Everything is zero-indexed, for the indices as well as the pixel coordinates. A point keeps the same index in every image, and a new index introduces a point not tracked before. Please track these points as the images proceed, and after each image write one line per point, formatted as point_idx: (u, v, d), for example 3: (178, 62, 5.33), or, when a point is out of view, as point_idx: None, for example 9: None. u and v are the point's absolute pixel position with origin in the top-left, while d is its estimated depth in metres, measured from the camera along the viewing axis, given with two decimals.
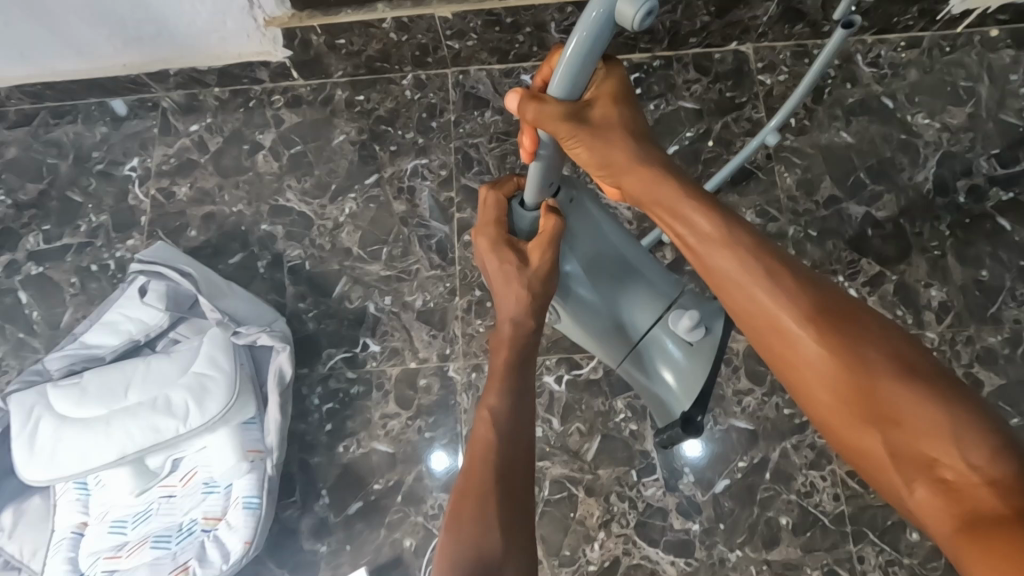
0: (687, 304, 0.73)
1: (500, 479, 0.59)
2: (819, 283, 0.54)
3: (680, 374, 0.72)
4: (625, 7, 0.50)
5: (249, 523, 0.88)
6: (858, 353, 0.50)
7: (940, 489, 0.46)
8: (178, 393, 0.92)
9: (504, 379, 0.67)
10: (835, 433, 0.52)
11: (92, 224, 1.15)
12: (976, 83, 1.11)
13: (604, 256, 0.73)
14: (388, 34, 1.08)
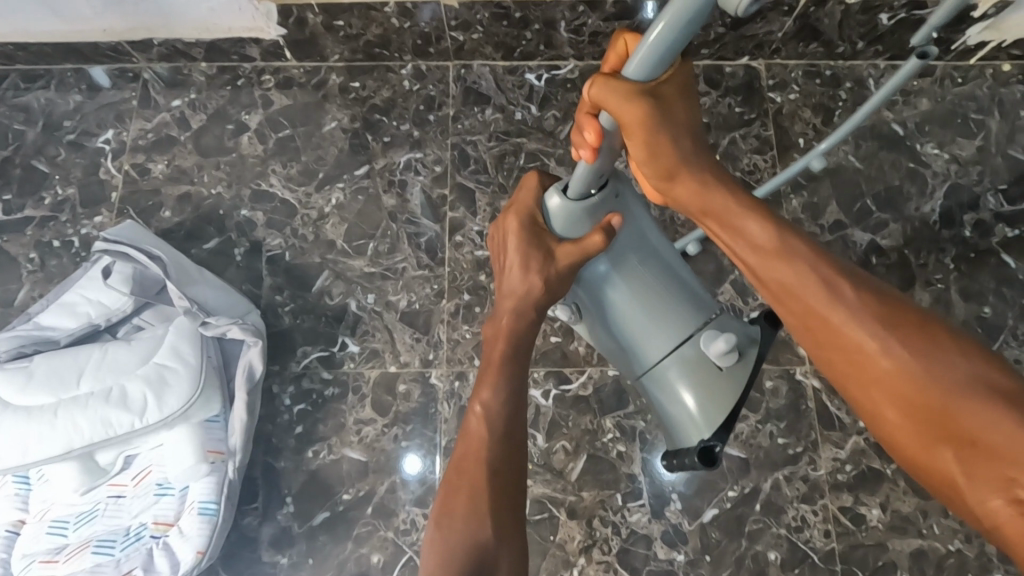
0: (723, 325, 0.67)
1: (490, 474, 0.61)
2: (883, 294, 0.51)
3: (704, 399, 0.66)
4: None
5: (204, 531, 0.81)
6: (930, 367, 0.48)
7: (1019, 512, 0.44)
8: (136, 385, 0.85)
9: (499, 373, 0.67)
10: (902, 448, 0.49)
11: (58, 197, 1.07)
12: (986, 117, 1.09)
13: (644, 262, 0.68)
14: (390, 19, 1.02)
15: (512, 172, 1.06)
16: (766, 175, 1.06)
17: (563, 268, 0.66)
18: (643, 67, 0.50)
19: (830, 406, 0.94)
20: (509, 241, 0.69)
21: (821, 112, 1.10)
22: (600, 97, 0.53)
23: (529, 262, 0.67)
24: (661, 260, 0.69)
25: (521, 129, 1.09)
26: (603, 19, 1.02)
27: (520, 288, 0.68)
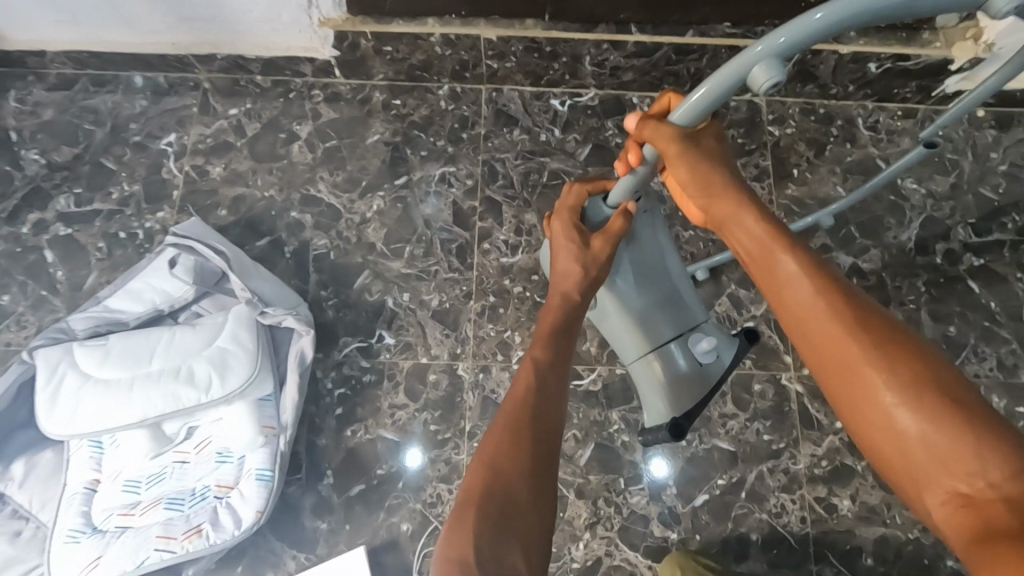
0: (707, 329, 0.79)
1: (530, 441, 0.66)
2: (871, 308, 0.58)
3: (682, 387, 0.77)
4: (759, 73, 0.56)
5: (261, 494, 0.92)
6: (900, 371, 0.54)
7: (961, 503, 0.50)
8: (201, 364, 0.97)
9: (550, 342, 0.76)
10: (869, 442, 0.56)
11: (124, 193, 1.18)
12: (960, 158, 1.22)
13: (655, 269, 0.81)
14: (433, 48, 1.14)
15: (536, 189, 1.18)
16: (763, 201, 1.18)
17: (599, 255, 0.77)
18: (682, 113, 0.64)
19: (810, 409, 1.06)
20: (556, 228, 0.80)
21: (814, 147, 1.22)
22: (648, 137, 0.67)
23: (573, 247, 0.78)
24: (666, 268, 0.82)
25: (545, 150, 1.21)
26: (625, 56, 1.13)
27: (567, 269, 0.77)
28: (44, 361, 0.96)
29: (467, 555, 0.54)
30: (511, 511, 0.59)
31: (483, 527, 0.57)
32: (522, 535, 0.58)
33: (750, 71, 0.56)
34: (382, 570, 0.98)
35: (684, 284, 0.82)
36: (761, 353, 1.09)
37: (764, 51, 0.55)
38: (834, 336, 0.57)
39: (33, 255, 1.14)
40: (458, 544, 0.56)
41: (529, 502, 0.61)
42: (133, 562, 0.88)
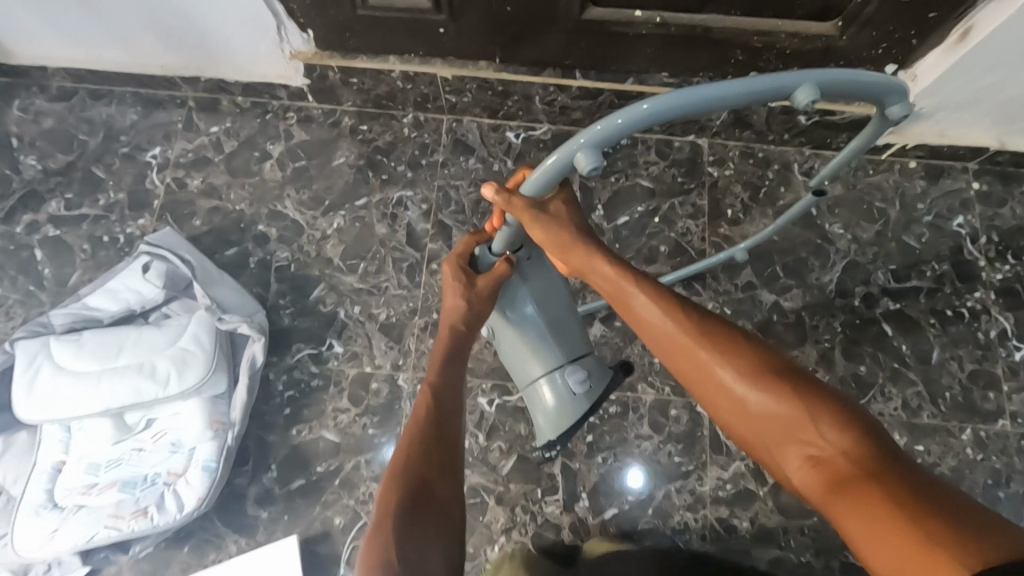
0: (586, 364, 0.91)
1: (441, 454, 0.76)
2: (710, 317, 0.70)
3: (559, 411, 0.90)
4: (580, 160, 0.65)
5: (206, 483, 1.03)
6: (741, 368, 0.66)
7: (812, 463, 0.62)
8: (162, 362, 1.07)
9: (444, 364, 0.86)
10: (740, 429, 0.68)
11: (111, 199, 1.29)
12: (888, 206, 1.30)
13: (545, 308, 0.91)
14: (395, 82, 1.24)
15: (485, 216, 1.27)
16: (696, 238, 1.27)
17: (480, 295, 0.86)
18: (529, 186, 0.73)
19: (720, 435, 1.15)
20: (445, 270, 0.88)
21: (749, 189, 1.30)
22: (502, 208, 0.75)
23: (456, 286, 0.86)
24: (558, 305, 0.92)
25: (497, 179, 1.30)
26: (571, 97, 1.22)
27: (449, 305, 0.87)
28: (23, 352, 1.07)
29: (392, 559, 0.63)
30: (428, 517, 0.69)
31: (403, 533, 0.66)
32: (441, 536, 0.68)
33: (576, 155, 0.66)
34: (313, 558, 1.08)
35: (573, 320, 0.93)
36: (679, 381, 1.18)
37: (586, 141, 0.65)
38: (691, 353, 0.68)
39: (25, 252, 1.26)
40: (384, 548, 0.64)
41: (443, 507, 0.71)
42: (86, 536, 0.99)
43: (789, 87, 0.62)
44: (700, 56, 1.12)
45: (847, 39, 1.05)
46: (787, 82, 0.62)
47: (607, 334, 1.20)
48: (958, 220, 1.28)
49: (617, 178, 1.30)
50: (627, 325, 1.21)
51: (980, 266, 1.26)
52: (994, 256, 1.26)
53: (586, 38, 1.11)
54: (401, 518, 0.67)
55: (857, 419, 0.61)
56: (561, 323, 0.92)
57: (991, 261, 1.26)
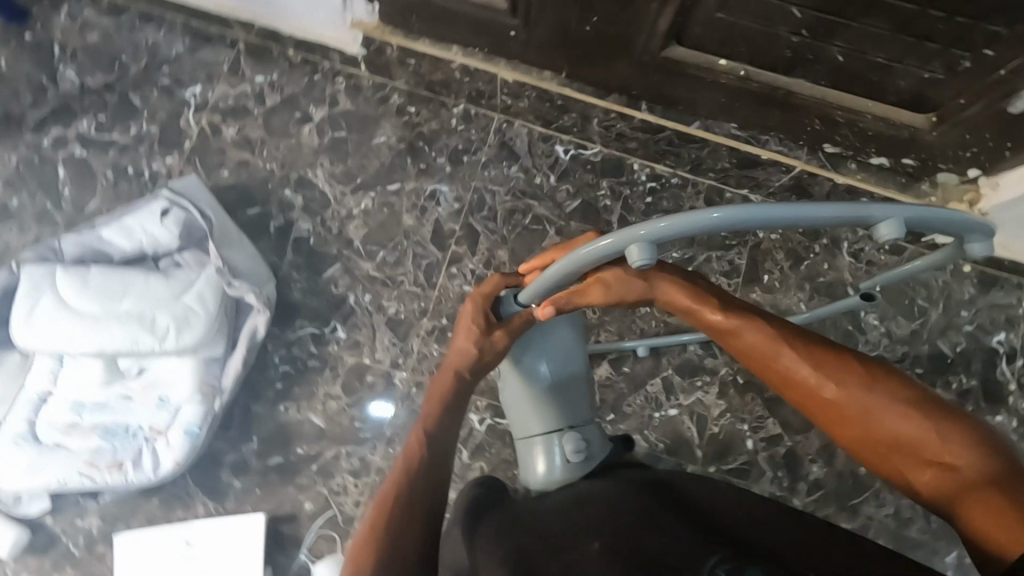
0: (585, 432, 0.89)
1: (421, 511, 0.70)
2: (816, 338, 0.72)
3: (548, 472, 0.87)
4: (632, 250, 0.59)
5: (185, 448, 1.03)
6: (859, 386, 0.68)
7: (941, 478, 0.63)
8: (164, 317, 1.05)
9: (437, 413, 0.81)
10: (856, 449, 0.69)
11: (142, 131, 1.26)
12: (930, 306, 1.24)
13: (558, 364, 0.92)
14: (453, 72, 1.18)
15: (516, 229, 1.22)
16: None
17: (496, 345, 0.84)
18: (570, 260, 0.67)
19: None
20: (463, 309, 0.85)
21: (792, 259, 1.25)
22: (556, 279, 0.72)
23: (472, 330, 0.83)
24: (570, 367, 0.92)
25: (535, 194, 1.23)
26: (631, 127, 1.16)
27: (461, 348, 0.84)
28: (28, 277, 1.06)
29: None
30: (397, 571, 0.65)
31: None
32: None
33: (630, 247, 0.59)
34: (278, 536, 1.09)
35: (582, 383, 0.93)
36: (674, 441, 1.16)
37: (642, 235, 0.58)
38: (809, 382, 0.69)
39: (48, 167, 1.24)
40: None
41: (411, 564, 0.66)
42: (61, 477, 1.02)
43: (883, 220, 0.54)
44: (775, 116, 1.05)
45: (936, 135, 0.97)
46: (882, 214, 0.54)
47: (613, 377, 1.18)
48: (999, 336, 1.22)
49: None
50: (634, 372, 1.18)
51: (1009, 390, 1.20)
52: None
53: (658, 72, 1.04)
54: (373, 570, 0.65)
55: (972, 428, 0.65)
56: (568, 385, 0.91)
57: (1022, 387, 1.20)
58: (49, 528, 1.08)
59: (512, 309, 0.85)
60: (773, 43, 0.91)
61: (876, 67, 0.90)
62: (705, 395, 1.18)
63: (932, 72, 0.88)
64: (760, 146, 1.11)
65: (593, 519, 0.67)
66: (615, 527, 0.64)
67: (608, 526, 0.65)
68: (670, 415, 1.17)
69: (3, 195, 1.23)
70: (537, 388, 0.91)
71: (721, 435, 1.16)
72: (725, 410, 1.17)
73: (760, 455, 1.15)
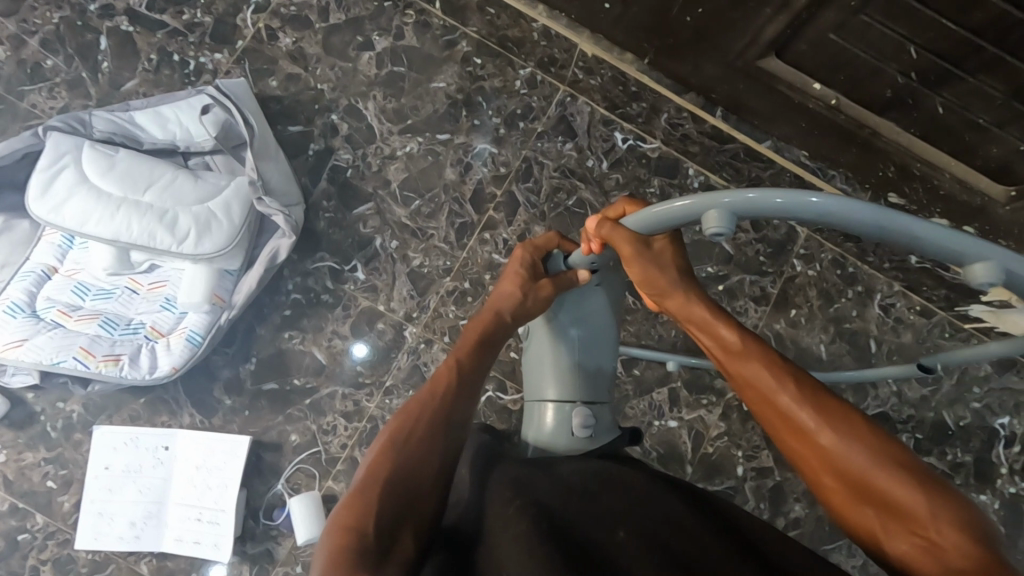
0: (596, 410, 0.82)
1: (445, 432, 0.62)
2: (815, 386, 0.60)
3: (552, 436, 0.80)
4: (711, 218, 0.58)
5: (184, 354, 1.01)
6: (846, 442, 0.56)
7: (921, 555, 0.51)
8: (186, 217, 1.01)
9: (471, 345, 0.73)
10: (830, 499, 0.57)
11: (194, 19, 1.19)
12: (945, 375, 1.23)
13: (591, 337, 0.86)
14: (531, 32, 1.15)
15: (558, 208, 1.17)
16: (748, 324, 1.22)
17: (541, 294, 0.79)
18: (638, 223, 0.68)
19: None
20: (511, 262, 0.82)
21: (823, 298, 1.23)
22: (605, 235, 0.70)
23: (519, 275, 0.80)
24: (599, 343, 0.86)
25: (584, 175, 1.18)
26: (699, 131, 1.12)
27: (506, 291, 0.79)
28: (53, 145, 1.01)
29: (365, 530, 0.52)
30: (409, 497, 0.56)
31: (384, 506, 0.54)
32: (415, 523, 0.55)
33: (707, 214, 0.58)
34: (257, 462, 1.07)
35: (607, 364, 0.86)
36: (667, 453, 1.15)
37: (721, 203, 0.57)
38: (795, 418, 0.59)
39: (89, 34, 1.17)
40: (357, 516, 0.53)
41: (425, 495, 0.57)
42: (51, 359, 0.98)
43: (986, 260, 0.49)
44: (852, 154, 1.02)
45: (1008, 210, 0.94)
46: (983, 252, 0.49)
47: (621, 377, 1.17)
48: (1003, 419, 1.22)
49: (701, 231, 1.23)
50: (643, 376, 1.17)
51: (999, 472, 1.21)
52: (1018, 469, 1.21)
53: (746, 82, 1.00)
54: (386, 492, 0.55)
55: (978, 522, 0.51)
56: (593, 359, 0.85)
57: (1012, 473, 1.20)
58: (28, 405, 1.07)
59: (560, 268, 0.83)
60: (876, 77, 0.87)
61: (973, 127, 0.86)
62: (707, 415, 1.17)
63: None
64: (824, 180, 1.08)
65: (583, 495, 0.59)
66: (621, 509, 0.57)
67: (602, 508, 0.57)
68: (669, 426, 1.16)
69: (37, 54, 1.17)
70: (561, 354, 0.85)
71: (713, 456, 1.16)
72: (722, 433, 1.16)
73: (747, 483, 1.15)
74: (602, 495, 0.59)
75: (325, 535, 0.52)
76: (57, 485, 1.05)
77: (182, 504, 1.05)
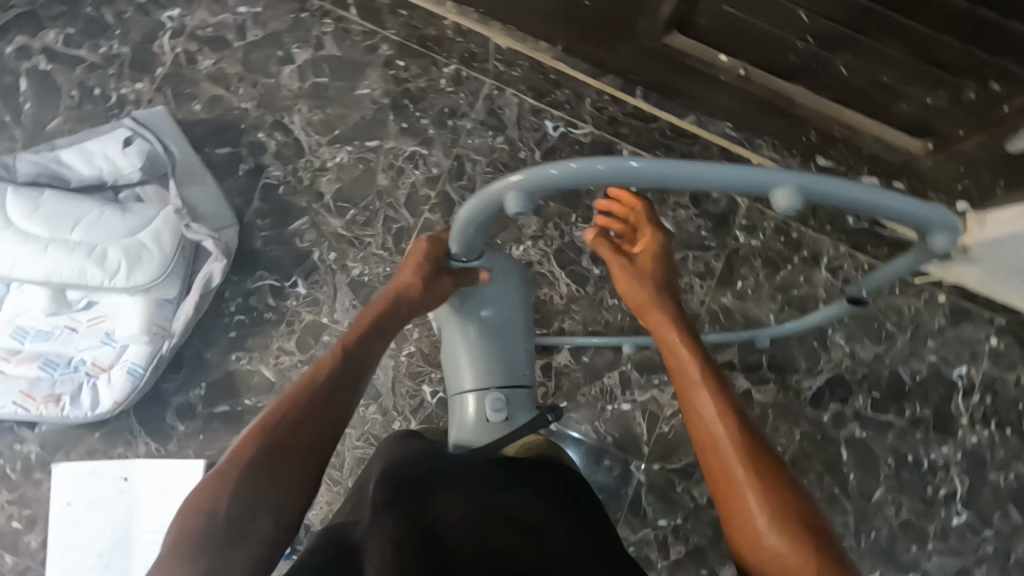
0: (511, 394, 0.87)
1: (317, 424, 0.62)
2: (755, 439, 0.64)
3: (473, 425, 0.85)
4: (510, 201, 0.56)
5: (125, 388, 1.02)
6: (763, 499, 0.59)
7: None
8: (114, 250, 1.02)
9: (364, 331, 0.72)
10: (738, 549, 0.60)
11: (111, 50, 1.19)
12: (898, 332, 1.23)
13: (502, 324, 0.89)
14: (445, 30, 1.13)
15: None
16: (695, 299, 1.22)
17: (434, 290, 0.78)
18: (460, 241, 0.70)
19: (644, 499, 1.14)
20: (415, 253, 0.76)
21: (768, 268, 1.22)
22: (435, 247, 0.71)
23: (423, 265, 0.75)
24: (509, 328, 0.90)
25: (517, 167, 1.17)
26: (624, 113, 1.11)
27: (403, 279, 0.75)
28: None
29: (214, 512, 0.55)
30: (269, 486, 0.57)
31: (241, 491, 0.56)
32: (269, 511, 0.56)
33: (505, 195, 0.56)
34: None
35: (521, 349, 0.90)
36: (625, 437, 1.16)
37: (511, 186, 0.56)
38: (730, 461, 0.62)
39: (9, 77, 1.18)
40: (211, 499, 0.55)
41: (286, 485, 0.58)
42: None
43: (778, 186, 0.51)
44: (774, 122, 1.01)
45: (931, 164, 0.93)
46: (778, 179, 0.51)
47: (571, 366, 1.18)
48: (959, 369, 1.22)
49: None
50: (593, 362, 1.18)
51: (959, 423, 1.21)
52: (979, 418, 1.21)
53: (658, 60, 0.98)
54: (246, 479, 0.57)
55: None
56: (506, 345, 0.89)
57: (972, 422, 1.20)
58: None
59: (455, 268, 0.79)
60: (780, 46, 0.86)
61: (881, 87, 0.85)
62: (660, 394, 1.17)
63: (935, 98, 0.83)
64: (752, 150, 1.07)
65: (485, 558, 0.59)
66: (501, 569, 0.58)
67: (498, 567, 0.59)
68: (623, 410, 1.17)
69: None
70: (471, 342, 0.88)
71: (670, 435, 1.16)
72: (677, 410, 1.17)
73: None
74: (534, 546, 0.62)
75: (178, 512, 0.55)
76: (22, 526, 1.07)
77: (147, 531, 1.06)
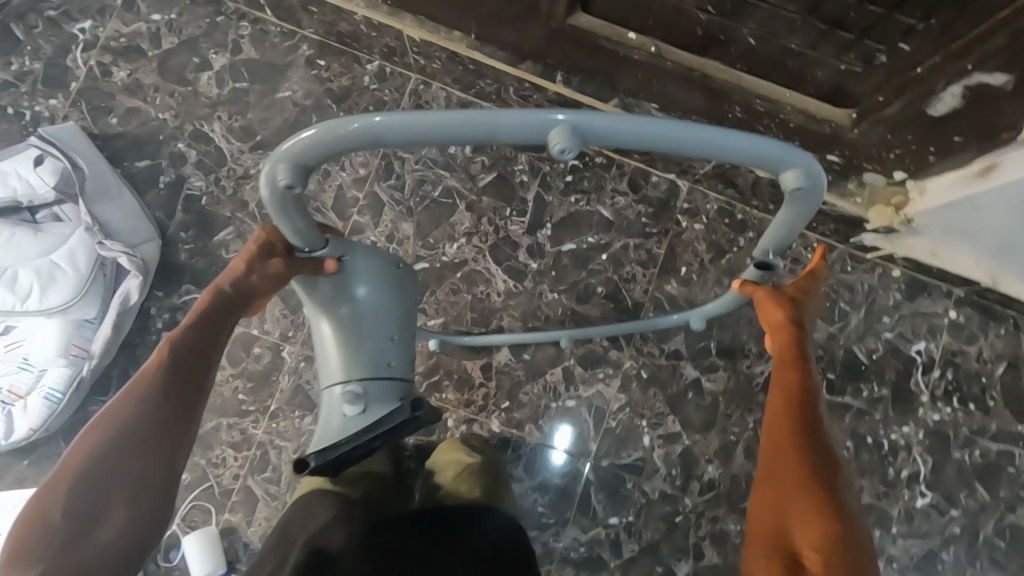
0: (369, 389, 0.78)
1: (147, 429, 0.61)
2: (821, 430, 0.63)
3: (330, 419, 0.79)
4: (280, 172, 0.56)
5: (42, 413, 1.00)
6: (818, 466, 0.60)
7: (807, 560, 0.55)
8: (26, 273, 1.02)
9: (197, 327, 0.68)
10: (762, 496, 0.62)
11: (24, 67, 1.17)
12: (852, 310, 1.18)
13: (360, 311, 0.77)
14: (358, 25, 1.09)
15: None
16: (637, 291, 1.15)
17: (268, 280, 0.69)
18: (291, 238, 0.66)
19: (592, 497, 1.10)
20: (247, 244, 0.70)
21: (713, 251, 1.16)
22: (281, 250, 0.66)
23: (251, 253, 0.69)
24: (370, 315, 0.77)
25: (448, 164, 1.19)
26: (547, 100, 1.06)
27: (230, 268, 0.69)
28: None
29: (49, 520, 0.56)
30: (104, 494, 0.58)
31: (75, 499, 0.57)
32: (107, 519, 0.58)
33: (276, 169, 0.56)
34: None
35: (386, 336, 0.79)
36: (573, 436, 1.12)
37: (280, 158, 0.56)
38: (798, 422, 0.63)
39: None
40: (44, 508, 0.56)
41: (121, 492, 0.59)
42: None
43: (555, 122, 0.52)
44: (696, 98, 0.95)
45: (858, 133, 0.88)
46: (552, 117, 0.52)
47: (511, 365, 1.14)
48: (918, 345, 1.17)
49: (577, 200, 1.18)
50: (535, 359, 1.14)
51: (920, 400, 1.15)
52: (940, 395, 1.15)
53: (569, 45, 0.95)
54: (79, 488, 0.57)
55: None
56: (368, 334, 0.78)
57: (934, 399, 1.15)
58: None
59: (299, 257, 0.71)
60: (681, 16, 0.83)
61: (791, 53, 0.81)
62: (605, 388, 1.13)
63: (847, 62, 0.80)
64: None
65: None
66: None
67: None
68: (567, 406, 1.13)
69: None
70: (327, 335, 0.78)
71: (618, 429, 1.12)
72: (624, 404, 1.13)
73: (655, 452, 1.11)
74: None
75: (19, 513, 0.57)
76: None
77: None
